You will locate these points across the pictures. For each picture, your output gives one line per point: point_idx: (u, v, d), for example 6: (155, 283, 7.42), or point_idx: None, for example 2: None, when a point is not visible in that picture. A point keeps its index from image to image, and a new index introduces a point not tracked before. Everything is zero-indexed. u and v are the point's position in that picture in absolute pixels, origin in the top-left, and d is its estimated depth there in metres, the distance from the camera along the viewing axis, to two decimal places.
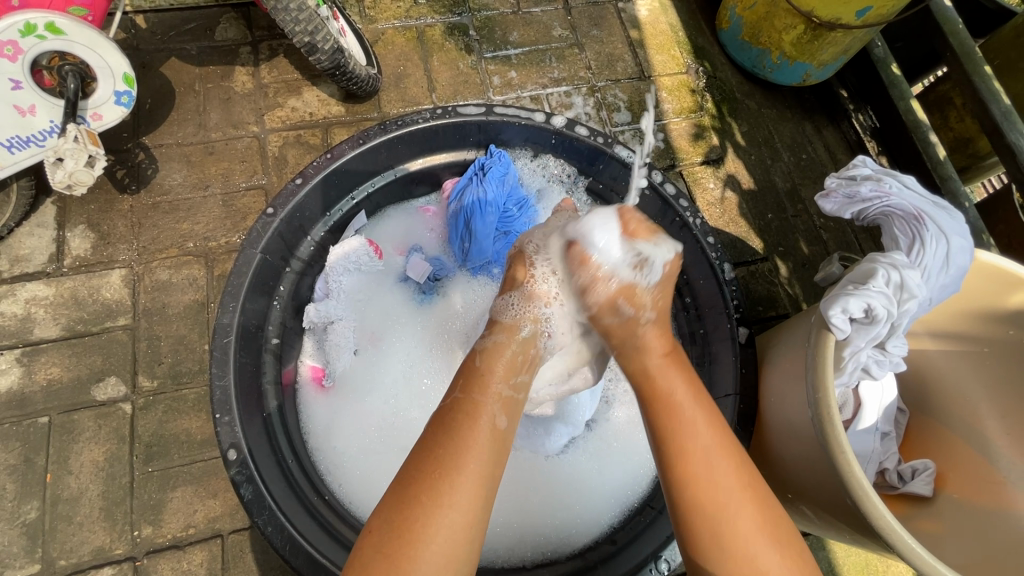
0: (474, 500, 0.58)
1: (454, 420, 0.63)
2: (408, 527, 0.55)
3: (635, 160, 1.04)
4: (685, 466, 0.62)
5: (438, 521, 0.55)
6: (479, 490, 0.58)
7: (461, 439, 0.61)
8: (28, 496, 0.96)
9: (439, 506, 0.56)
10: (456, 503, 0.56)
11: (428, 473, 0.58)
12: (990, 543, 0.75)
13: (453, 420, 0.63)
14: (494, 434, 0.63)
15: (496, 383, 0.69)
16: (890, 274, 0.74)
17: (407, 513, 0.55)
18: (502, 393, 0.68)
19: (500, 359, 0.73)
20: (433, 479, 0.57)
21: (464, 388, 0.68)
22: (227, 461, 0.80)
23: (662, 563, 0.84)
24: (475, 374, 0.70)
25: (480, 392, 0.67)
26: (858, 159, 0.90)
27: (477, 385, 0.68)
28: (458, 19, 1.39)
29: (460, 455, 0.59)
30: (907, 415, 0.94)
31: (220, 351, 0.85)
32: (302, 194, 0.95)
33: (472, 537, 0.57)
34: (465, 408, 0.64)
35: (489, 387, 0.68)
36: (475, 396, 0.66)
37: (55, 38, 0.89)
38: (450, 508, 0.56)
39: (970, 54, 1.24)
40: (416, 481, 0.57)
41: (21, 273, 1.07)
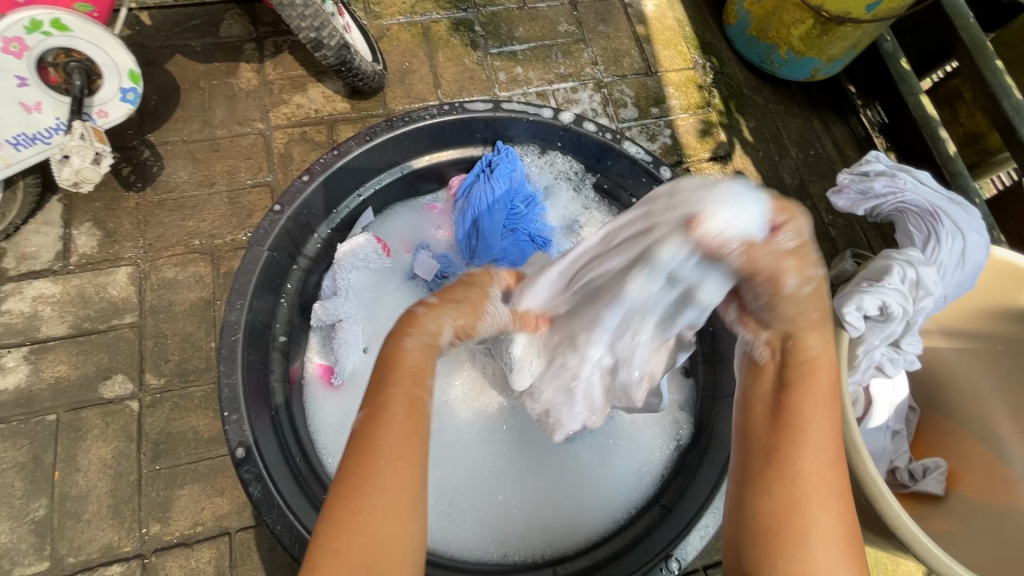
0: (401, 516, 0.51)
1: (369, 394, 0.56)
2: (336, 523, 0.50)
3: (644, 155, 1.03)
4: (792, 439, 0.57)
5: (362, 515, 0.50)
6: (403, 505, 0.51)
7: (378, 422, 0.54)
8: (37, 494, 0.96)
9: (359, 498, 0.50)
10: (377, 496, 0.50)
11: (347, 468, 0.52)
12: (1004, 544, 0.74)
13: (370, 394, 0.56)
14: (411, 401, 0.56)
15: (419, 344, 0.60)
16: (906, 271, 0.73)
17: (331, 511, 0.50)
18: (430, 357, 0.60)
19: (431, 328, 0.63)
20: (352, 467, 0.52)
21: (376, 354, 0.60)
22: (236, 459, 0.79)
23: (674, 562, 0.83)
24: (389, 359, 0.59)
25: (396, 358, 0.58)
26: (870, 155, 0.89)
27: (391, 377, 0.57)
28: (464, 15, 1.38)
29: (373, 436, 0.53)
30: (918, 413, 0.93)
31: (227, 349, 0.84)
32: (308, 191, 0.94)
33: (412, 525, 0.51)
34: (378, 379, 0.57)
35: (406, 350, 0.59)
36: (389, 360, 0.58)
37: (60, 35, 0.88)
38: (374, 499, 0.50)
39: (982, 48, 1.22)
40: (335, 474, 0.52)
41: (28, 271, 1.07)
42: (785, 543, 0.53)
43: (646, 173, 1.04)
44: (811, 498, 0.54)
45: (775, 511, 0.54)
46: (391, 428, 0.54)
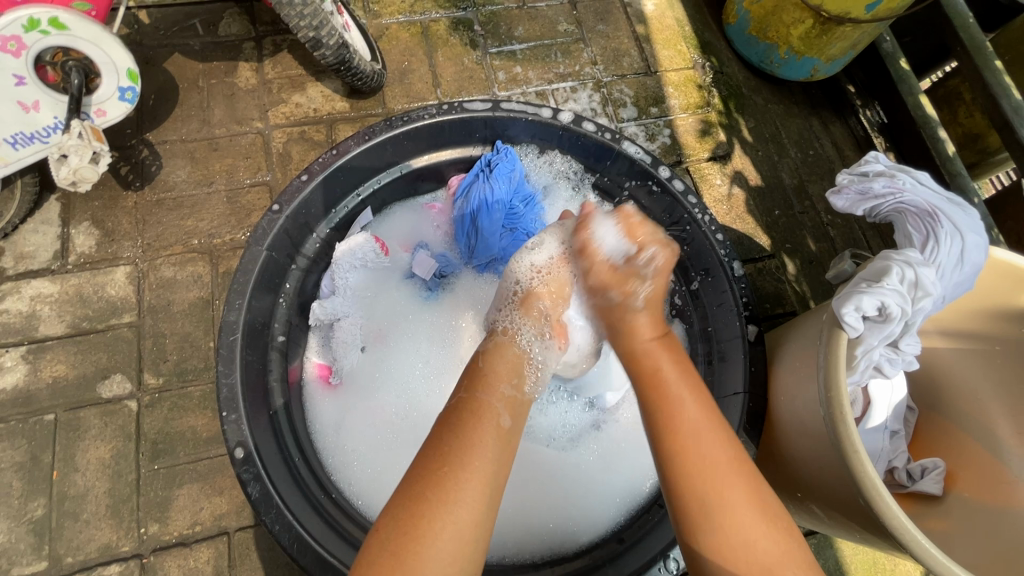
0: (479, 515, 0.58)
1: (459, 420, 0.64)
2: (414, 521, 0.56)
3: (642, 155, 1.03)
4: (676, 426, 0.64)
5: (445, 524, 0.55)
6: (481, 506, 0.58)
7: (465, 444, 0.61)
8: (35, 494, 0.96)
9: (443, 503, 0.56)
10: (462, 509, 0.56)
11: (432, 475, 0.58)
12: (1003, 543, 0.74)
13: (457, 419, 0.64)
14: (499, 433, 0.64)
15: (501, 386, 0.70)
16: (905, 271, 0.73)
17: (412, 511, 0.56)
18: (506, 395, 0.69)
19: (502, 360, 0.75)
20: (437, 476, 0.58)
21: (468, 389, 0.69)
22: (234, 459, 0.79)
23: (672, 562, 0.83)
24: (480, 375, 0.72)
25: (483, 391, 0.68)
26: (870, 155, 0.89)
27: (481, 389, 0.68)
28: (463, 14, 1.38)
29: (463, 456, 0.60)
30: (917, 413, 0.94)
31: (226, 349, 0.84)
32: (307, 190, 0.94)
33: (479, 535, 0.57)
34: (472, 407, 0.65)
35: (495, 389, 0.69)
36: (479, 395, 0.68)
37: (58, 34, 0.88)
38: (455, 505, 0.57)
39: (981, 48, 1.22)
40: (419, 481, 0.58)
41: (25, 270, 1.07)
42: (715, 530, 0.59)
43: (644, 173, 1.04)
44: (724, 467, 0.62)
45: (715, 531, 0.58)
46: (480, 449, 0.61)
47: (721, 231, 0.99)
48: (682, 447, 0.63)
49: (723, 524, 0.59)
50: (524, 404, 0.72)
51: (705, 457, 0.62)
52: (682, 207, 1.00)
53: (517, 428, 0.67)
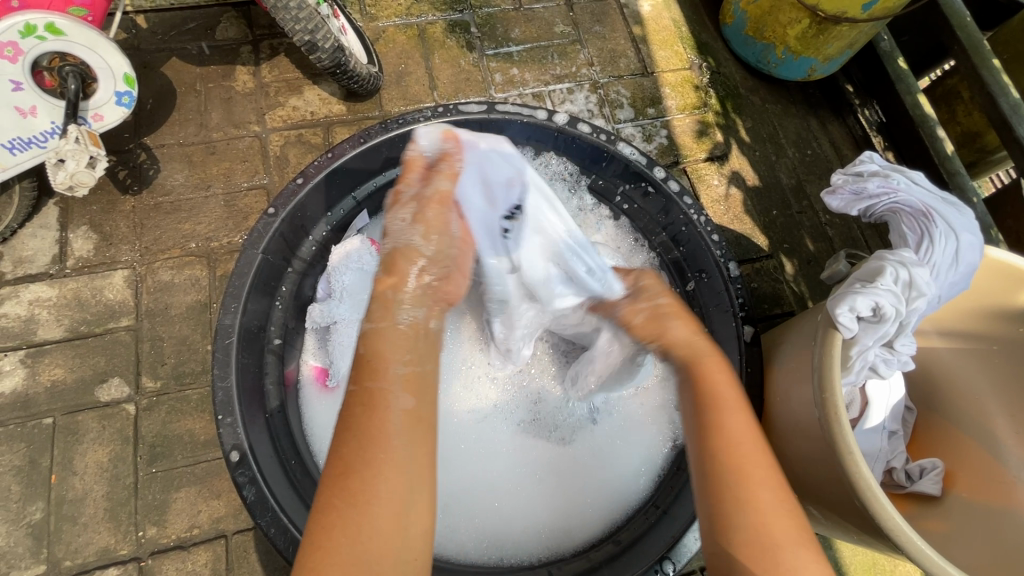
0: (400, 508, 0.55)
1: (353, 417, 0.59)
2: (326, 535, 0.53)
3: (638, 157, 1.03)
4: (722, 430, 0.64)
5: (361, 526, 0.53)
6: (401, 493, 0.56)
7: (366, 438, 0.57)
8: (33, 497, 0.96)
9: (356, 506, 0.54)
10: (379, 509, 0.54)
11: (334, 480, 0.56)
12: (1002, 543, 0.74)
13: (354, 414, 0.59)
14: (401, 416, 0.59)
15: (392, 363, 0.63)
16: (899, 272, 0.73)
17: (325, 519, 0.54)
18: (399, 373, 0.63)
19: (399, 336, 0.66)
20: (344, 482, 0.55)
21: (357, 379, 0.62)
22: (230, 463, 0.79)
23: (669, 564, 0.84)
24: (363, 361, 0.64)
25: (375, 379, 0.61)
26: (865, 155, 0.89)
27: (368, 374, 0.62)
28: (459, 16, 1.38)
29: (368, 453, 0.56)
30: (915, 414, 0.93)
31: (222, 352, 0.84)
32: (303, 194, 0.94)
33: (408, 521, 0.55)
34: (361, 399, 0.60)
35: (385, 370, 0.62)
36: (370, 384, 0.61)
37: (55, 39, 0.88)
38: (370, 504, 0.54)
39: (978, 47, 1.22)
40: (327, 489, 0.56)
41: (24, 274, 1.07)
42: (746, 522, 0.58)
43: (641, 175, 1.04)
44: (743, 464, 0.61)
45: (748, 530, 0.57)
46: (388, 441, 0.58)
47: (717, 231, 0.99)
48: (727, 447, 0.62)
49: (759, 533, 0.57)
50: (430, 375, 0.65)
51: (745, 451, 0.62)
52: (677, 208, 1.01)
53: (427, 407, 0.62)
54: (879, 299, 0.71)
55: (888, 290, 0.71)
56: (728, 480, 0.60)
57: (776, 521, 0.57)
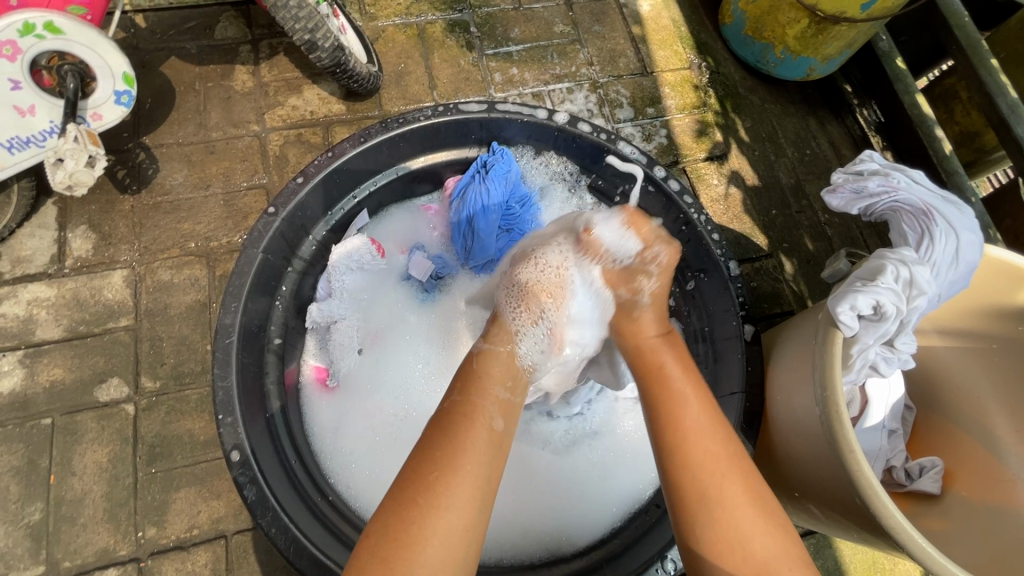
0: (471, 519, 0.57)
1: (454, 424, 0.62)
2: (407, 531, 0.55)
3: (638, 156, 1.03)
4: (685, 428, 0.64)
5: (434, 528, 0.55)
6: (473, 507, 0.57)
7: (456, 444, 0.60)
8: (32, 498, 0.96)
9: (434, 510, 0.56)
10: (451, 515, 0.56)
11: (423, 479, 0.58)
12: (1002, 540, 0.74)
13: (451, 423, 0.63)
14: (490, 437, 0.62)
15: (492, 389, 0.68)
16: (900, 270, 0.73)
17: (403, 517, 0.56)
18: (498, 398, 0.68)
19: (496, 363, 0.72)
20: (431, 482, 0.57)
21: (461, 391, 0.67)
22: (231, 462, 0.79)
23: (668, 563, 0.83)
24: (471, 378, 0.69)
25: (478, 395, 0.66)
26: (865, 154, 0.89)
27: (474, 391, 0.67)
28: (459, 16, 1.38)
29: (455, 460, 0.59)
30: (914, 412, 0.94)
31: (222, 352, 0.84)
32: (303, 193, 0.94)
33: (470, 537, 0.57)
34: (463, 411, 0.64)
35: (488, 392, 0.67)
36: (473, 399, 0.66)
37: (54, 38, 0.88)
38: (445, 511, 0.56)
39: (976, 47, 1.22)
40: (412, 486, 0.58)
41: (22, 274, 1.07)
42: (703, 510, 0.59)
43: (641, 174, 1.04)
44: (702, 471, 0.61)
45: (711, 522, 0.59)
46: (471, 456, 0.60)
47: (717, 231, 0.99)
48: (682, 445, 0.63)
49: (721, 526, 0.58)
50: (517, 407, 0.69)
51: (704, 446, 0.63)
52: (678, 208, 1.01)
53: (509, 432, 0.66)
54: (877, 299, 0.71)
55: (890, 289, 0.72)
56: (687, 470, 0.61)
57: (753, 533, 0.58)
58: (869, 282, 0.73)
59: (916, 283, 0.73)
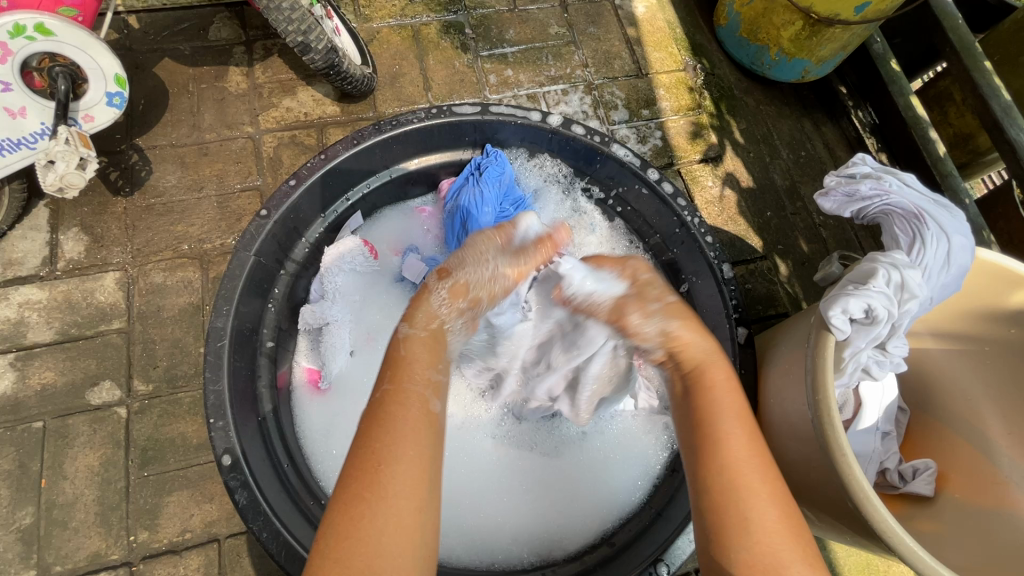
0: (419, 507, 0.55)
1: (388, 413, 0.59)
2: (356, 525, 0.52)
3: (632, 158, 1.03)
4: (713, 436, 0.60)
5: (382, 518, 0.52)
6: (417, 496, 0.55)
7: (390, 430, 0.58)
8: (23, 502, 0.95)
9: (381, 501, 0.53)
10: (395, 503, 0.53)
11: (363, 471, 0.55)
12: (995, 544, 0.74)
13: (385, 412, 0.60)
14: (426, 417, 0.61)
15: (423, 369, 0.65)
16: (891, 274, 0.73)
17: (350, 512, 0.53)
18: (431, 379, 0.65)
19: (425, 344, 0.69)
20: (372, 473, 0.55)
21: (390, 377, 0.64)
22: (222, 466, 0.79)
23: (663, 566, 0.83)
24: (399, 362, 0.66)
25: (407, 379, 0.63)
26: (857, 157, 0.89)
27: (395, 375, 0.64)
28: (454, 17, 1.38)
29: (395, 449, 0.56)
30: (908, 414, 0.94)
31: (213, 355, 0.84)
32: (295, 196, 0.94)
33: (423, 522, 0.55)
34: (391, 397, 0.61)
35: (419, 376, 0.64)
36: (404, 384, 0.63)
37: (44, 40, 0.88)
38: (389, 501, 0.53)
39: (969, 49, 1.23)
40: (350, 481, 0.55)
41: (14, 277, 1.06)
42: (730, 525, 0.54)
43: (635, 176, 1.04)
44: (733, 481, 0.56)
45: (741, 542, 0.53)
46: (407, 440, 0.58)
47: (711, 233, 0.98)
48: (713, 448, 0.59)
49: (753, 541, 0.53)
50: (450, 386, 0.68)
51: (736, 456, 0.58)
52: (671, 210, 1.00)
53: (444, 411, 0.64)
54: (867, 304, 0.71)
55: (879, 293, 0.71)
56: (719, 482, 0.57)
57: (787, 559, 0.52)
58: (859, 287, 0.73)
59: (907, 287, 0.72)
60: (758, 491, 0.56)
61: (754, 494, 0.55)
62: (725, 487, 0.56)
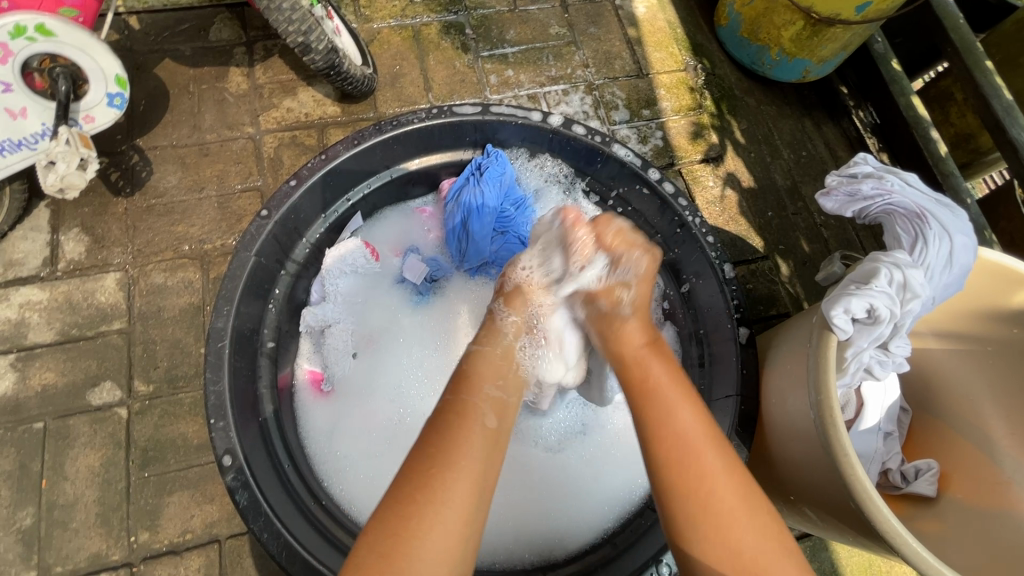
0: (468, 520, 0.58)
1: (447, 424, 0.64)
2: (404, 524, 0.56)
3: (633, 159, 1.03)
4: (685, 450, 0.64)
5: (434, 525, 0.56)
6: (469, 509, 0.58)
7: (450, 444, 0.62)
8: (24, 503, 0.95)
9: (433, 506, 0.57)
10: (451, 511, 0.57)
11: (421, 476, 0.59)
12: (998, 544, 0.74)
13: (443, 423, 0.64)
14: (485, 435, 0.64)
15: (484, 385, 0.70)
16: (893, 274, 0.73)
17: (402, 514, 0.56)
18: (490, 395, 0.69)
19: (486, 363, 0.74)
20: (427, 477, 0.59)
21: (453, 390, 0.69)
22: (223, 467, 0.79)
23: (664, 566, 0.82)
24: (462, 377, 0.71)
25: (469, 393, 0.68)
26: (859, 157, 0.89)
27: (463, 389, 0.69)
28: (454, 18, 1.38)
29: (452, 458, 0.60)
30: (910, 414, 0.94)
31: (214, 356, 0.84)
32: (295, 196, 0.93)
33: (469, 534, 0.58)
34: (457, 409, 0.65)
35: (479, 390, 0.69)
36: (465, 397, 0.68)
37: (45, 41, 0.88)
38: (444, 510, 0.57)
39: (971, 49, 1.22)
40: (405, 482, 0.59)
41: (15, 277, 1.06)
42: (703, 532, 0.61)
43: (635, 176, 1.04)
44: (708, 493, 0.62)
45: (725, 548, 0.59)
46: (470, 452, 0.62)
47: (711, 234, 0.98)
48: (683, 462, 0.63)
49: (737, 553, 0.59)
50: (512, 405, 0.71)
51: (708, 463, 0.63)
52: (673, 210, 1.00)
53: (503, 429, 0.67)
54: (869, 303, 0.71)
55: (881, 292, 0.71)
56: (691, 493, 0.62)
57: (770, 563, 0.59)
58: (862, 286, 0.73)
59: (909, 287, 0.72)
60: (737, 502, 0.61)
61: (731, 508, 0.61)
62: (702, 497, 0.62)
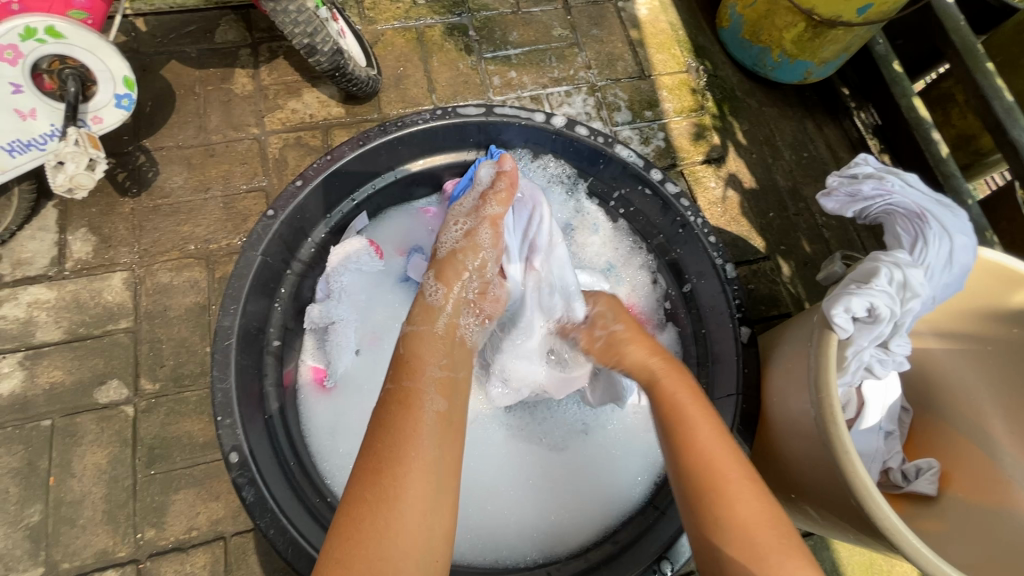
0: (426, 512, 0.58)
1: (391, 414, 0.64)
2: (356, 526, 0.56)
3: (635, 159, 1.03)
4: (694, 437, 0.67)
5: (390, 521, 0.56)
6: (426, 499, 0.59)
7: (398, 436, 0.62)
8: (31, 500, 0.96)
9: (387, 503, 0.57)
10: (406, 505, 0.57)
11: (369, 473, 0.59)
12: (998, 543, 0.74)
13: (387, 414, 0.64)
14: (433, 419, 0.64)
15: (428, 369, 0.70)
16: (893, 273, 0.73)
17: (355, 514, 0.57)
18: (435, 376, 0.70)
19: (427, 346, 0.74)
20: (376, 471, 0.59)
21: (395, 378, 0.69)
22: (229, 464, 0.79)
23: (666, 564, 0.84)
24: (403, 362, 0.71)
25: (411, 378, 0.68)
26: (859, 158, 0.90)
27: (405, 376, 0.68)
28: (458, 20, 1.39)
29: (400, 451, 0.60)
30: (911, 414, 0.94)
31: (221, 354, 0.84)
32: (302, 196, 0.95)
33: (430, 523, 0.58)
34: (400, 398, 0.65)
35: (421, 373, 0.69)
36: (406, 383, 0.67)
37: (55, 42, 0.89)
38: (400, 504, 0.57)
39: (972, 51, 1.23)
40: (358, 481, 0.59)
41: (23, 276, 1.07)
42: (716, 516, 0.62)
43: (637, 176, 1.04)
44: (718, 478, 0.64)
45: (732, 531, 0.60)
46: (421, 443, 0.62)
47: (713, 233, 0.99)
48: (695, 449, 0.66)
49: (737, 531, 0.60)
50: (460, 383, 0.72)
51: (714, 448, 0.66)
52: (675, 210, 1.01)
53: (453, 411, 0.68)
54: (870, 301, 0.72)
55: (882, 290, 0.72)
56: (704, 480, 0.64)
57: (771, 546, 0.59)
58: (862, 285, 0.74)
59: (909, 285, 0.73)
60: (740, 487, 0.63)
61: (737, 490, 0.63)
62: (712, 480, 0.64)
